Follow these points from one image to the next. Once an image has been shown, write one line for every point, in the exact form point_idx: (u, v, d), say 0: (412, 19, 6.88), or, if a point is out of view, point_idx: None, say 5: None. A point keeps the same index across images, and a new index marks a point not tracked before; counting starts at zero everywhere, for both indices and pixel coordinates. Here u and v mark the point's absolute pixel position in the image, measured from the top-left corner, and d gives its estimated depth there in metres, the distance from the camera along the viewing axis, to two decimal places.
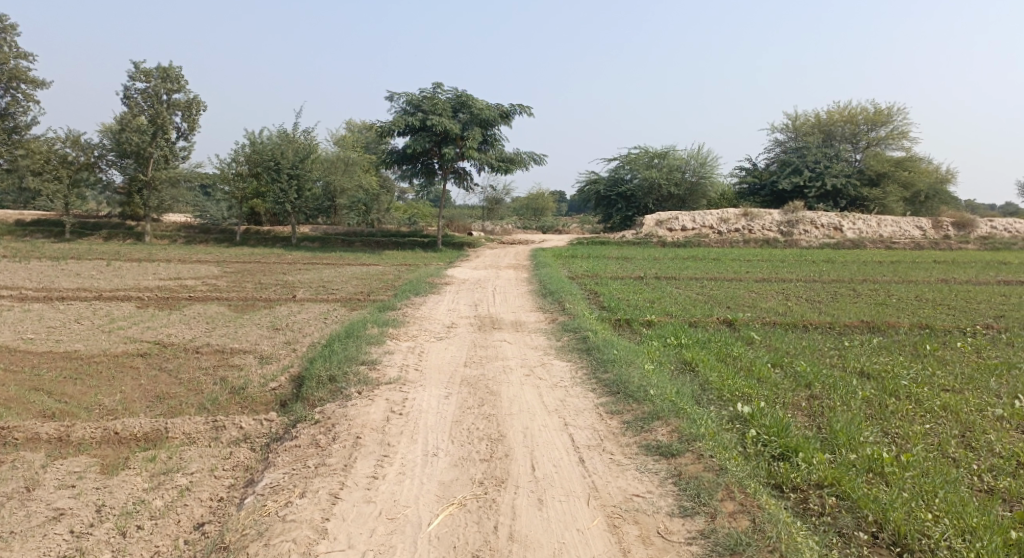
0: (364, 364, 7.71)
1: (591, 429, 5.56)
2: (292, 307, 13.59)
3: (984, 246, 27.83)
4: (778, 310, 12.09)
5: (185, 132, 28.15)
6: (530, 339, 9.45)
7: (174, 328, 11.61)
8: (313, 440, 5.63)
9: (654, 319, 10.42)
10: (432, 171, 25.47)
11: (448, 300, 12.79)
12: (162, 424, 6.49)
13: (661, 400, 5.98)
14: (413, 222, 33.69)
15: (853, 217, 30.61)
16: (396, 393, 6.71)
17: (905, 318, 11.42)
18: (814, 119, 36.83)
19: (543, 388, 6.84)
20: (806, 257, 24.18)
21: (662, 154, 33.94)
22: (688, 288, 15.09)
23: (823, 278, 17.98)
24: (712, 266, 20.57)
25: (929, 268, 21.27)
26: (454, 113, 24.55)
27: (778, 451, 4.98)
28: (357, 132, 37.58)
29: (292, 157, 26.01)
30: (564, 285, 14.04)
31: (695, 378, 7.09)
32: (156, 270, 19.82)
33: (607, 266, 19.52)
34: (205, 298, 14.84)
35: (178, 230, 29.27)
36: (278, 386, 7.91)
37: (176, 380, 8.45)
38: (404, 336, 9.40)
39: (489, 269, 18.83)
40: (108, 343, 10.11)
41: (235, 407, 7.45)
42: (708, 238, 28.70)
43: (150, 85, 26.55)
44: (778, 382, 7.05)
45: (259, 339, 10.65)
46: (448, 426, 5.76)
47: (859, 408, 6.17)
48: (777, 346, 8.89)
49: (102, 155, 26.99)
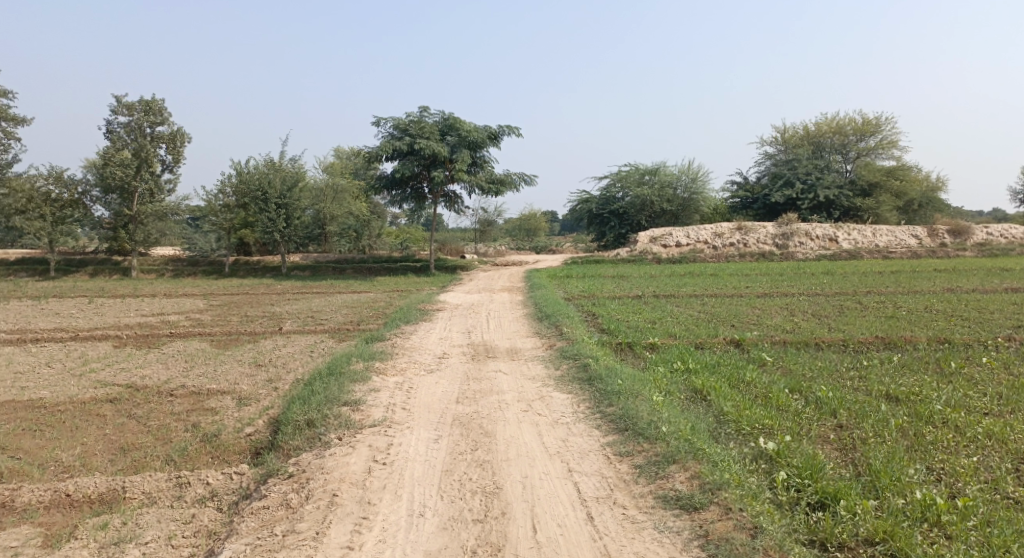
0: (347, 405, 7.06)
1: (599, 475, 4.94)
2: (277, 341, 12.92)
3: (982, 252, 27.44)
4: (785, 327, 11.52)
5: (170, 165, 27.65)
6: (526, 368, 8.81)
7: (149, 368, 10.93)
8: (283, 500, 4.97)
9: (656, 342, 9.80)
10: (423, 196, 24.97)
11: (439, 328, 12.16)
12: (119, 483, 5.84)
13: (676, 437, 5.34)
14: (405, 247, 33.14)
15: (848, 228, 30.22)
16: (380, 438, 6.05)
17: (917, 331, 10.89)
18: (803, 131, 36.64)
19: (543, 426, 6.20)
20: (805, 269, 23.68)
21: (653, 170, 33.54)
22: (689, 306, 14.53)
23: (825, 291, 17.47)
24: (710, 282, 20.02)
25: (930, 277, 20.79)
26: (443, 136, 24.13)
27: (816, 499, 4.38)
28: (345, 158, 37.05)
29: (279, 186, 25.45)
30: (560, 307, 13.42)
31: (710, 410, 6.45)
32: (138, 306, 19.17)
33: (603, 286, 18.95)
34: (186, 334, 14.18)
35: (165, 263, 28.65)
36: (254, 431, 7.24)
37: (145, 428, 7.77)
38: (391, 370, 8.75)
39: (482, 292, 18.21)
40: (75, 389, 9.42)
41: (205, 458, 6.79)
42: (704, 254, 28.22)
43: (134, 118, 26.09)
44: (801, 410, 6.42)
45: (238, 377, 9.98)
46: (438, 476, 5.12)
47: (896, 439, 5.57)
48: (792, 368, 8.28)
49: (86, 190, 26.42)
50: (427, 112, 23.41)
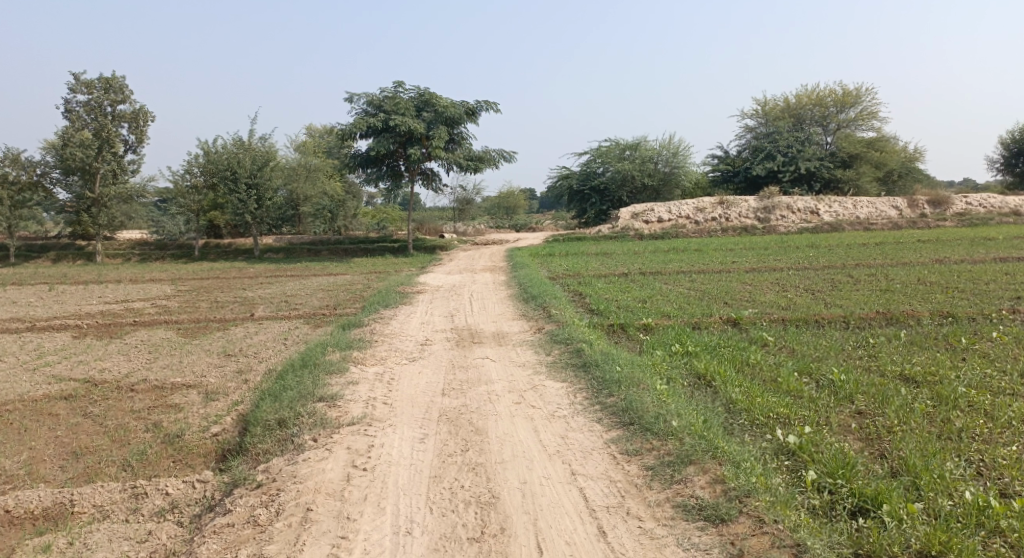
0: (322, 400, 6.45)
1: (606, 478, 4.45)
2: (249, 327, 12.20)
3: (961, 222, 27.40)
4: (779, 304, 11.07)
5: (133, 145, 26.50)
6: (515, 354, 8.25)
7: (110, 361, 10.18)
8: (250, 516, 4.37)
9: (651, 323, 9.30)
10: (398, 174, 24.15)
11: (420, 311, 11.54)
12: (66, 496, 5.18)
13: (690, 433, 4.83)
14: (382, 227, 32.34)
15: (829, 200, 29.98)
16: (360, 439, 5.46)
17: (916, 305, 10.50)
18: (783, 104, 36.20)
19: (539, 421, 5.65)
20: (789, 243, 23.32)
21: (633, 145, 32.97)
22: (678, 283, 14.07)
23: (814, 265, 17.10)
24: (695, 258, 19.56)
25: (915, 248, 20.60)
26: (418, 112, 23.28)
27: (856, 504, 3.96)
28: (317, 137, 35.84)
29: (249, 166, 24.42)
30: (545, 288, 12.84)
31: (718, 398, 5.96)
32: (102, 293, 18.27)
33: (588, 263, 18.45)
34: (152, 322, 13.39)
35: (132, 248, 27.56)
36: (221, 430, 6.60)
37: (102, 429, 7.10)
38: (371, 360, 8.13)
39: (463, 273, 17.56)
40: (27, 387, 8.67)
41: (166, 462, 6.15)
42: (686, 229, 27.81)
43: (93, 97, 24.87)
44: (815, 396, 5.95)
45: (206, 369, 9.30)
46: (425, 483, 4.57)
47: (923, 428, 5.15)
48: (797, 348, 7.81)
49: (45, 173, 25.19)
50: (401, 87, 22.55)
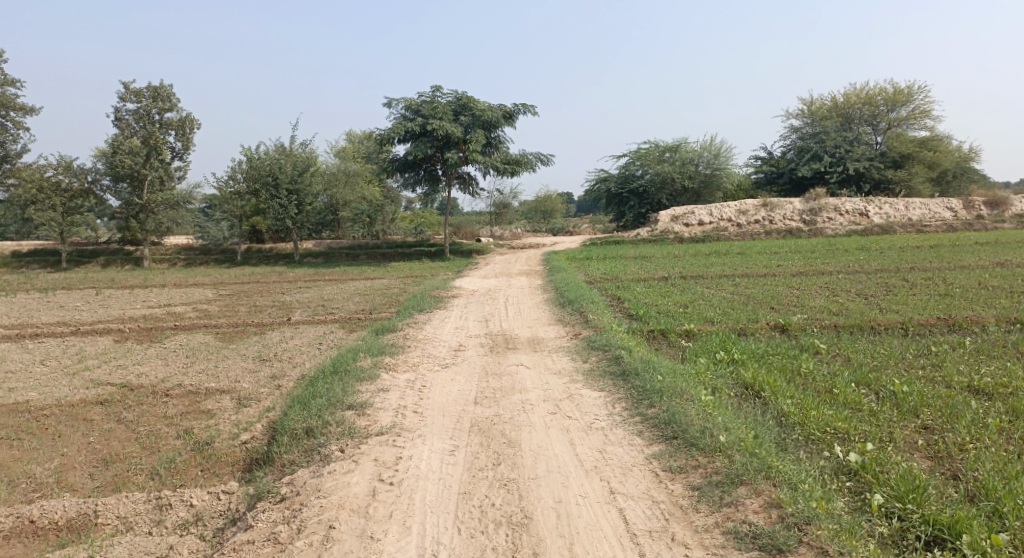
0: (351, 409, 6.24)
1: (648, 498, 4.16)
2: (285, 332, 12.15)
3: (1022, 224, 26.09)
4: (831, 309, 10.52)
5: (179, 152, 27.03)
6: (551, 362, 7.92)
7: (148, 365, 10.20)
8: (270, 533, 4.17)
9: (693, 329, 8.90)
10: (436, 178, 24.08)
11: (455, 316, 11.33)
12: (91, 506, 5.07)
13: (740, 450, 4.49)
14: (420, 232, 32.38)
15: (879, 201, 28.89)
16: (387, 450, 5.22)
17: (980, 311, 9.84)
18: (830, 102, 35.07)
19: (575, 433, 5.34)
20: (837, 246, 22.50)
21: (673, 147, 32.30)
22: (721, 287, 13.56)
23: (865, 268, 16.35)
24: (739, 261, 18.95)
25: (973, 251, 19.62)
26: (455, 116, 23.18)
27: (929, 532, 3.66)
28: (356, 142, 36.04)
29: (290, 171, 24.67)
30: (583, 292, 12.49)
31: (768, 411, 5.56)
32: (146, 297, 18.57)
33: (626, 267, 18.03)
34: (192, 325, 13.47)
35: (177, 253, 28.08)
36: (250, 438, 6.44)
37: (133, 435, 7.02)
38: (403, 366, 7.92)
39: (499, 277, 17.32)
40: (65, 392, 8.70)
41: (194, 471, 6.00)
42: (728, 232, 27.11)
43: (141, 105, 25.43)
44: (876, 410, 5.52)
45: (240, 374, 9.22)
46: (454, 499, 4.33)
47: (1001, 447, 4.71)
48: (853, 358, 7.33)
49: (96, 180, 25.85)
50: (439, 91, 22.48)
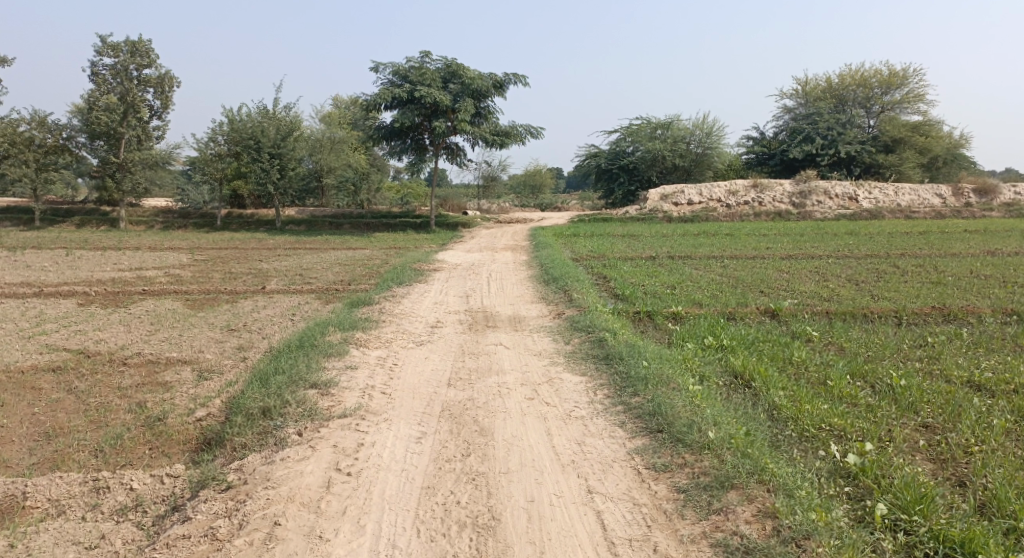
0: (315, 388, 5.80)
1: (629, 500, 3.81)
2: (258, 301, 11.64)
3: (1009, 213, 25.92)
4: (822, 295, 10.20)
5: (158, 111, 26.10)
6: (531, 342, 7.52)
7: (109, 331, 9.67)
8: (208, 528, 3.77)
9: (681, 311, 8.52)
10: (423, 147, 23.41)
11: (435, 290, 10.89)
12: (19, 488, 4.61)
13: (730, 449, 4.13)
14: (406, 202, 31.78)
15: (869, 186, 28.61)
16: (349, 435, 4.81)
17: (975, 301, 9.53)
18: (825, 84, 34.60)
19: (553, 422, 4.94)
20: (826, 229, 22.22)
21: (666, 124, 31.72)
22: (710, 268, 13.20)
23: (855, 253, 16.04)
24: (727, 242, 18.58)
25: (962, 238, 19.38)
26: (444, 83, 22.47)
27: (939, 550, 3.34)
28: (342, 107, 35.08)
29: (273, 135, 23.88)
30: (567, 269, 12.07)
31: (759, 404, 5.20)
32: (118, 259, 17.93)
33: (614, 245, 17.63)
34: (161, 291, 12.90)
35: (155, 215, 27.28)
36: (206, 415, 5.99)
37: (83, 407, 6.54)
38: (374, 342, 7.48)
39: (483, 251, 16.84)
40: (16, 357, 8.17)
41: (141, 450, 5.55)
42: (717, 212, 26.76)
43: (119, 60, 24.35)
44: (875, 405, 5.17)
45: (205, 344, 8.73)
46: (416, 495, 3.94)
47: (1009, 451, 4.38)
48: (847, 347, 6.99)
49: (72, 136, 24.90)
50: (428, 56, 21.75)
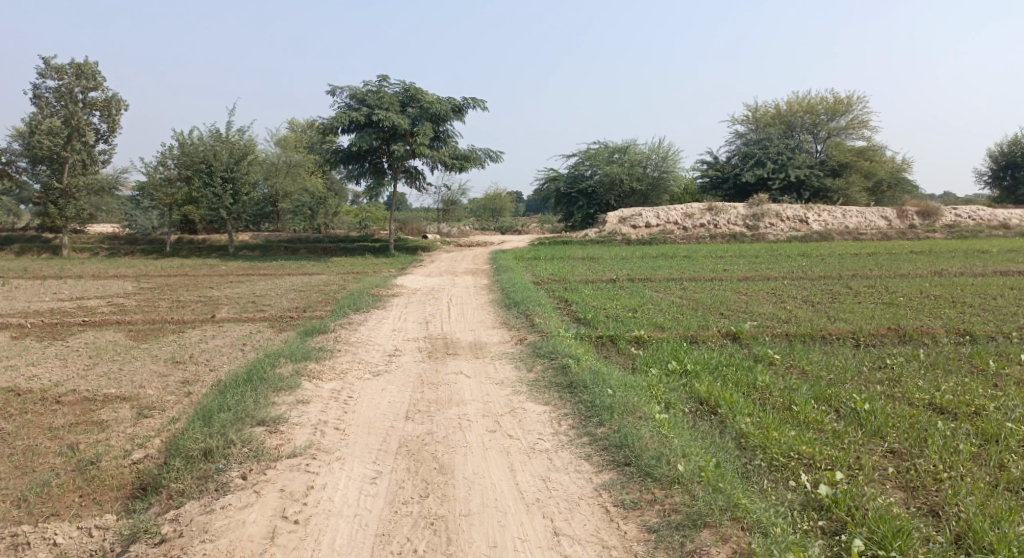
0: (262, 425, 5.46)
1: (599, 544, 3.68)
2: (206, 330, 11.15)
3: (951, 233, 26.83)
4: (780, 317, 10.24)
5: (104, 134, 25.25)
6: (493, 370, 7.28)
7: (43, 366, 9.09)
8: None
9: (644, 335, 8.40)
10: (381, 171, 23.14)
11: (393, 317, 10.59)
12: None
13: (700, 483, 4.00)
14: (364, 226, 31.36)
15: (819, 209, 29.36)
16: (298, 477, 4.51)
17: (928, 322, 9.66)
18: (774, 110, 35.61)
19: (516, 456, 4.72)
20: (780, 251, 22.64)
21: (623, 148, 32.08)
22: (670, 291, 13.20)
23: (809, 275, 16.29)
24: (686, 264, 18.72)
25: (909, 259, 19.92)
26: (403, 107, 22.30)
27: None
28: (299, 131, 34.57)
29: (226, 159, 23.30)
30: (528, 293, 11.92)
31: (727, 431, 5.07)
32: (58, 288, 17.12)
33: (574, 268, 17.57)
34: (103, 322, 12.27)
35: (100, 242, 26.25)
36: (143, 457, 5.59)
37: (7, 451, 6.04)
38: (328, 374, 7.15)
39: (442, 275, 16.60)
40: None
41: (70, 498, 5.12)
42: (674, 235, 27.06)
43: (63, 83, 23.47)
44: (841, 430, 5.09)
45: (147, 378, 8.24)
46: (369, 544, 3.74)
47: (978, 477, 4.32)
48: (809, 370, 6.94)
49: (11, 161, 23.84)
50: (386, 80, 21.57)
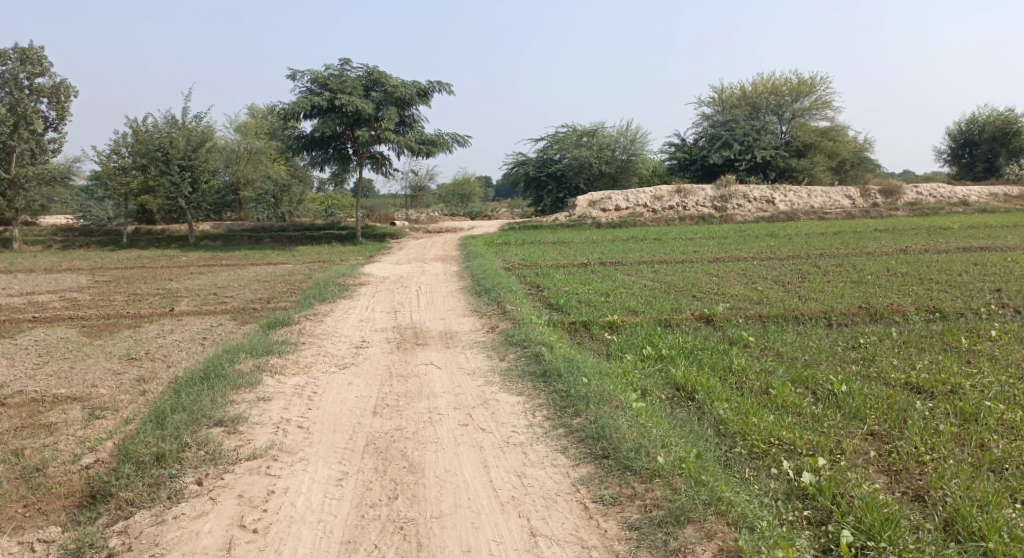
0: (220, 425, 5.17)
1: (577, 543, 3.51)
2: (165, 325, 10.70)
3: (913, 211, 27.25)
4: (752, 298, 10.19)
5: (53, 122, 24.20)
6: (464, 360, 7.06)
7: None
8: None
9: (617, 320, 8.25)
10: (346, 157, 22.61)
11: (361, 307, 10.29)
12: None
13: (681, 475, 3.86)
14: (330, 214, 30.77)
15: (785, 189, 29.61)
16: (258, 482, 4.26)
17: (898, 300, 9.69)
18: (739, 92, 35.76)
19: (489, 451, 4.52)
20: (748, 232, 22.75)
21: (590, 132, 31.91)
22: (642, 274, 13.09)
23: (778, 255, 16.34)
24: (656, 247, 18.66)
25: (874, 237, 20.14)
26: (366, 92, 21.75)
27: None
28: (260, 118, 33.68)
29: (183, 146, 22.53)
30: (499, 280, 11.69)
31: (705, 418, 4.92)
32: (7, 284, 16.38)
33: (545, 253, 17.36)
34: (54, 318, 11.71)
35: (54, 234, 25.26)
36: (94, 462, 5.25)
37: None
38: (292, 368, 6.86)
39: (411, 263, 16.28)
40: None
41: (12, 509, 4.78)
42: (643, 217, 27.02)
43: (7, 69, 22.35)
44: (820, 414, 4.99)
45: (101, 376, 7.84)
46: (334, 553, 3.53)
47: (961, 459, 4.25)
48: (784, 352, 6.86)
49: None
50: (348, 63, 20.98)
